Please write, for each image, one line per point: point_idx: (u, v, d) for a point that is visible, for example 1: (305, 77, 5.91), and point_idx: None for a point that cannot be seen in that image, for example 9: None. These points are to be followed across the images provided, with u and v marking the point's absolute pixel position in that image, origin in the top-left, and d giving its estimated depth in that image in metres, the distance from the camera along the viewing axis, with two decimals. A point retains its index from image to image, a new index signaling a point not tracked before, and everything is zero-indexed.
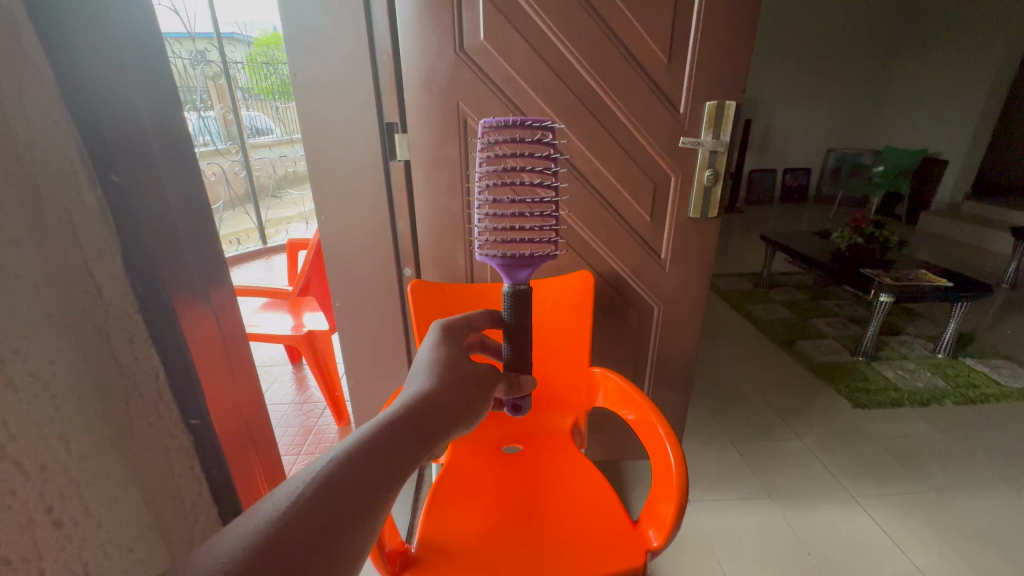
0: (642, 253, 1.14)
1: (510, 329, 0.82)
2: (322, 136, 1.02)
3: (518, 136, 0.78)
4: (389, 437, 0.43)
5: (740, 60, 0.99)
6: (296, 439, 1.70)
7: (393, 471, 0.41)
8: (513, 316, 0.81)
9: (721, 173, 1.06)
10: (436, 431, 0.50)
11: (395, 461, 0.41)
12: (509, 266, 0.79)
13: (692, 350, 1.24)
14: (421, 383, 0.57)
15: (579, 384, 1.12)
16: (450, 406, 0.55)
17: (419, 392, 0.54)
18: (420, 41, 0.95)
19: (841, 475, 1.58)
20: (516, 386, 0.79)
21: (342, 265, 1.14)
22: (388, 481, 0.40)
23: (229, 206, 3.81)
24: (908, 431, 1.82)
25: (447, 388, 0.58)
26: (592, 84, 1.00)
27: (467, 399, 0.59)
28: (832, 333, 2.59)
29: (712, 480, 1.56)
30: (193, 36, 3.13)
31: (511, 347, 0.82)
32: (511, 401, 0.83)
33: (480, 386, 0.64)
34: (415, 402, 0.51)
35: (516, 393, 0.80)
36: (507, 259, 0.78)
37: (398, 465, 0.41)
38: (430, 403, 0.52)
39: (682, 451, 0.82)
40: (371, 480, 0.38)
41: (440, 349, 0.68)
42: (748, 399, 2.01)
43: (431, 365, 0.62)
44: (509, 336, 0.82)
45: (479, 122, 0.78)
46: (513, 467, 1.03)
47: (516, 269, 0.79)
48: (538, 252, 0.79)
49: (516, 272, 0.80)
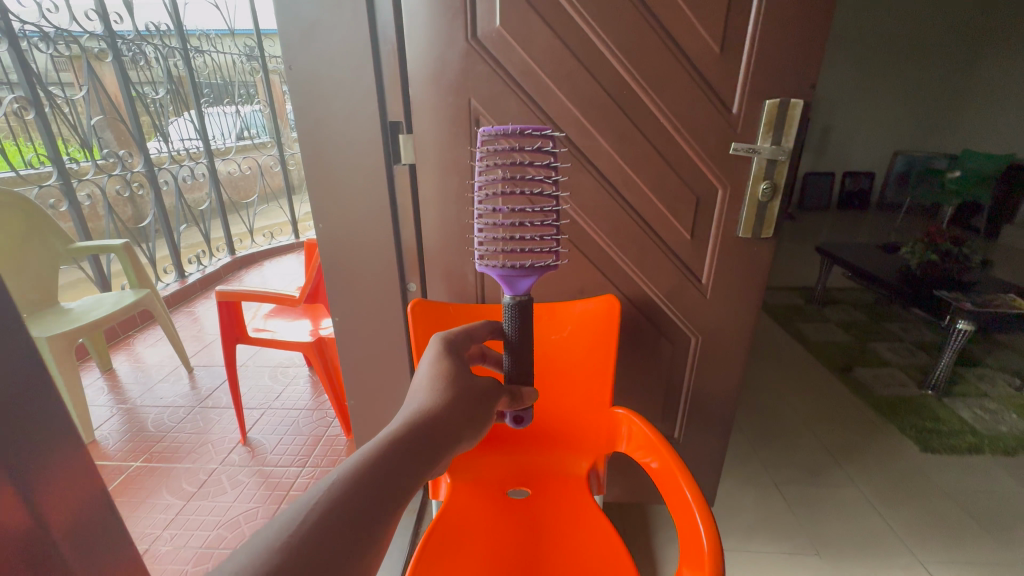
0: (679, 277, 0.98)
1: (510, 345, 0.70)
2: (319, 134, 0.92)
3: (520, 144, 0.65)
4: (377, 466, 0.48)
5: (810, 51, 0.82)
6: (304, 448, 1.64)
7: (382, 500, 0.46)
8: (516, 329, 0.69)
9: (780, 186, 0.89)
10: (432, 449, 0.53)
11: (381, 492, 0.46)
12: (508, 275, 0.68)
13: (736, 386, 1.08)
14: (427, 395, 0.59)
15: (599, 424, 0.97)
16: (449, 422, 0.57)
17: (420, 410, 0.56)
18: (428, 30, 0.84)
19: (905, 534, 1.37)
20: (519, 399, 0.69)
21: (341, 276, 1.04)
22: (376, 509, 0.45)
23: (266, 200, 3.85)
24: (989, 485, 1.57)
25: (451, 400, 0.59)
26: (625, 77, 0.85)
27: (473, 411, 0.60)
28: (896, 361, 2.33)
29: (750, 528, 1.36)
30: (234, 33, 3.25)
31: (509, 362, 0.71)
32: (511, 412, 0.72)
33: (487, 395, 0.63)
34: (412, 423, 0.54)
35: (518, 405, 0.70)
36: (507, 270, 0.67)
37: (384, 495, 0.46)
38: (426, 422, 0.55)
39: (715, 523, 0.66)
40: (356, 515, 0.43)
41: (441, 359, 0.65)
42: (797, 434, 1.80)
43: (439, 372, 0.64)
44: (508, 350, 0.71)
45: (478, 130, 0.64)
46: (517, 515, 0.89)
47: (518, 280, 0.68)
48: (537, 263, 0.67)
49: (517, 283, 0.68)
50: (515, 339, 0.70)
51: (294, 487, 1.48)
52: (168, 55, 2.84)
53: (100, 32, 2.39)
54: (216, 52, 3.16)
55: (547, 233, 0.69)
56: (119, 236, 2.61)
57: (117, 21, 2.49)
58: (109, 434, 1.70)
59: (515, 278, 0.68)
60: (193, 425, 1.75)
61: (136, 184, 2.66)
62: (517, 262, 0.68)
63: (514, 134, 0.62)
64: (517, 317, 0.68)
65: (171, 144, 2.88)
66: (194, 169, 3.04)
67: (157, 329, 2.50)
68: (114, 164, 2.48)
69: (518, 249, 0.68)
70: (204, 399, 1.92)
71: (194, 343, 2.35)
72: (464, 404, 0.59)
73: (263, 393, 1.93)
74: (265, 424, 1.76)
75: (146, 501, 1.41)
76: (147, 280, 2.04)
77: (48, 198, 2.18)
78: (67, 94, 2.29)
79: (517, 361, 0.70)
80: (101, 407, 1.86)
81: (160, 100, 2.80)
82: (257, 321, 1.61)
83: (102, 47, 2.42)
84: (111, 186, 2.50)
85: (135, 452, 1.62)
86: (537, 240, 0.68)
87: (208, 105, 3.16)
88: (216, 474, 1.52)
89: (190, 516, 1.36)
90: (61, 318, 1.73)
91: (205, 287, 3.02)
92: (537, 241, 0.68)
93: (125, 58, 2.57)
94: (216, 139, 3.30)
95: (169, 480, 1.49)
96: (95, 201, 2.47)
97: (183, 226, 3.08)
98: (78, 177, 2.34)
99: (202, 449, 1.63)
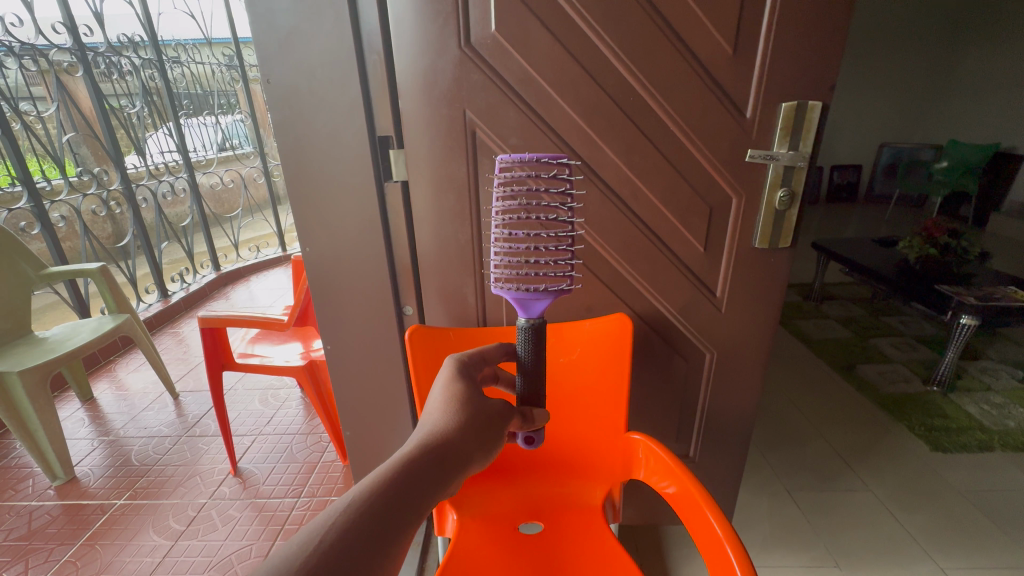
0: (692, 290, 0.94)
1: (523, 367, 0.64)
2: (303, 151, 0.85)
3: (535, 170, 0.61)
4: (396, 488, 0.44)
5: (828, 51, 0.77)
6: (298, 476, 1.56)
7: (399, 524, 0.42)
8: (530, 354, 0.63)
9: (798, 194, 0.85)
10: (450, 471, 0.49)
11: (399, 514, 0.43)
12: (522, 298, 0.62)
13: (750, 399, 1.04)
14: (436, 415, 0.54)
15: (614, 450, 0.92)
16: (468, 442, 0.52)
17: (427, 432, 0.51)
18: (418, 37, 0.77)
19: (923, 538, 1.32)
20: (531, 421, 0.62)
21: (332, 301, 0.97)
22: (394, 533, 0.42)
23: (250, 212, 3.76)
24: (1001, 484, 1.54)
25: (460, 421, 0.54)
26: (632, 82, 0.80)
27: (492, 428, 0.56)
28: (898, 357, 2.34)
29: (768, 539, 1.30)
30: (211, 42, 3.17)
31: (520, 383, 0.65)
32: (523, 432, 0.65)
33: (505, 415, 0.59)
34: (429, 442, 0.50)
35: (531, 428, 0.63)
36: (523, 293, 0.61)
37: (402, 518, 0.43)
38: (445, 441, 0.51)
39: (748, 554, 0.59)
40: (373, 541, 0.40)
41: (456, 379, 0.60)
42: (805, 436, 1.77)
43: (448, 388, 0.59)
44: (523, 372, 0.64)
45: (497, 158, 0.61)
46: (531, 556, 0.81)
47: (529, 306, 0.63)
48: (552, 286, 0.62)
49: (531, 305, 0.62)
50: (529, 364, 0.64)
51: (289, 519, 1.40)
52: (143, 67, 2.73)
53: (69, 46, 2.28)
54: (192, 62, 3.06)
55: (562, 256, 0.64)
56: (96, 256, 2.49)
57: (86, 34, 2.38)
58: (90, 470, 1.60)
59: (530, 299, 0.63)
60: (181, 456, 1.67)
61: (113, 203, 2.55)
62: (531, 285, 0.62)
63: (534, 160, 0.59)
64: (532, 340, 0.63)
65: (148, 158, 2.78)
66: (174, 183, 2.93)
67: (139, 353, 2.41)
68: (89, 182, 2.39)
69: (533, 273, 0.62)
70: (191, 427, 1.83)
71: (179, 367, 2.25)
72: (480, 420, 0.55)
73: (253, 418, 1.86)
74: (256, 452, 1.68)
75: (131, 543, 1.32)
76: (126, 304, 1.93)
77: (18, 220, 2.07)
78: (38, 109, 2.15)
79: (531, 382, 0.64)
80: (81, 440, 1.76)
81: (137, 113, 2.70)
82: (243, 348, 1.53)
83: (71, 60, 2.30)
84: (86, 205, 2.37)
85: (118, 489, 1.52)
86: (552, 263, 0.63)
87: (187, 117, 3.06)
88: (206, 509, 1.43)
89: (179, 558, 1.28)
90: (37, 348, 1.62)
91: (188, 306, 2.90)
92: (552, 265, 0.63)
93: (97, 70, 2.45)
94: (196, 152, 3.20)
95: (157, 517, 1.41)
96: (70, 220, 2.34)
97: (164, 243, 2.97)
98: (51, 198, 2.19)
99: (190, 482, 1.54)
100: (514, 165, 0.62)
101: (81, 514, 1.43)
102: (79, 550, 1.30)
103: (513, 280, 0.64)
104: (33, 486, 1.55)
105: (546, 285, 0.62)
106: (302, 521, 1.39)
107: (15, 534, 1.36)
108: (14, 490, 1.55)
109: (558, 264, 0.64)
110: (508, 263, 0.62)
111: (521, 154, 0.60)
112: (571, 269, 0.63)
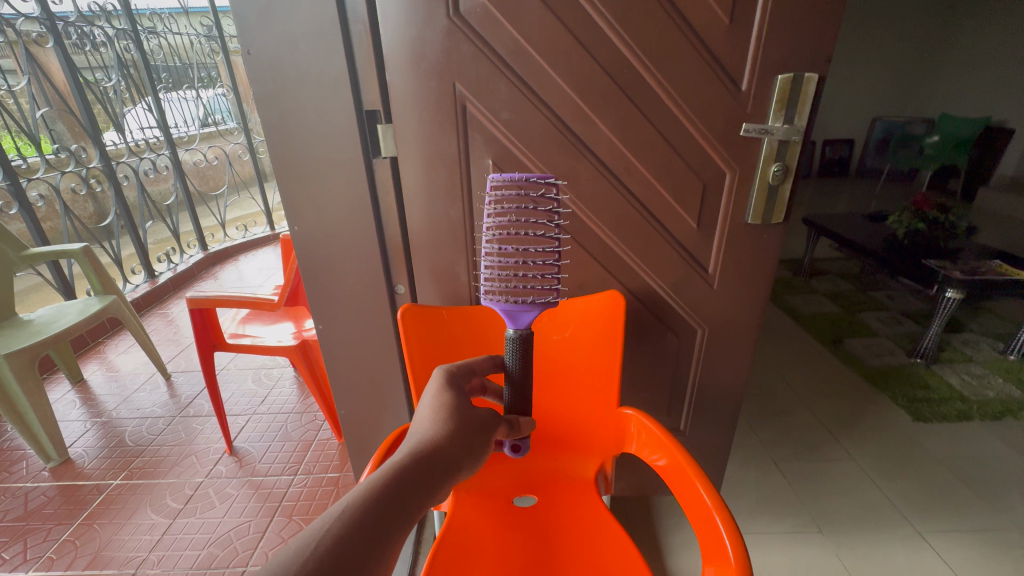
0: (685, 267, 0.94)
1: (510, 376, 0.64)
2: (288, 125, 0.83)
3: (524, 191, 0.61)
4: (386, 496, 0.44)
5: (827, 20, 0.75)
6: (294, 454, 1.58)
7: (389, 532, 0.42)
8: (517, 363, 0.63)
9: (792, 169, 0.84)
10: (440, 478, 0.49)
11: (392, 518, 0.43)
12: (511, 309, 0.62)
13: (739, 373, 1.06)
14: (424, 426, 0.54)
15: (607, 425, 0.93)
16: (457, 449, 0.53)
17: (416, 443, 0.51)
18: (403, 5, 0.74)
19: (901, 503, 1.37)
20: (518, 428, 0.62)
21: (323, 279, 0.96)
22: (383, 540, 0.42)
23: (236, 189, 3.66)
24: (979, 451, 1.60)
25: (446, 433, 0.53)
26: (626, 55, 0.78)
27: (480, 436, 0.56)
28: (884, 331, 2.39)
29: (755, 507, 1.34)
30: (188, 11, 3.04)
31: (508, 393, 0.64)
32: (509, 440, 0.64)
33: (493, 422, 0.59)
34: (418, 451, 0.50)
35: (517, 435, 0.63)
36: (512, 305, 0.61)
37: (394, 522, 0.43)
38: (434, 449, 0.51)
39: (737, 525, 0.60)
40: (366, 547, 0.40)
41: (445, 388, 0.60)
42: (792, 408, 1.81)
43: (436, 396, 0.59)
44: (510, 381, 0.64)
45: (488, 177, 0.61)
46: (525, 527, 0.83)
47: (517, 316, 0.62)
48: (539, 298, 0.61)
49: (519, 317, 0.62)
50: (516, 373, 0.63)
51: (286, 495, 1.42)
52: (118, 38, 2.61)
53: (37, 15, 2.14)
54: (171, 33, 2.95)
55: (549, 271, 0.63)
56: (79, 237, 2.42)
57: (55, 2, 2.24)
58: (83, 451, 1.60)
59: (518, 311, 0.62)
60: (175, 437, 1.67)
61: (93, 181, 2.46)
62: (520, 297, 0.62)
63: (523, 179, 0.59)
64: (519, 354, 0.62)
65: (127, 134, 2.68)
66: (156, 161, 2.83)
67: (128, 335, 2.39)
68: (68, 159, 2.31)
69: (521, 285, 0.62)
70: (184, 408, 1.82)
71: (170, 348, 2.24)
72: (468, 428, 0.55)
73: (247, 398, 1.86)
74: (251, 431, 1.68)
75: (130, 522, 1.34)
76: (113, 284, 1.90)
77: None
78: (8, 83, 2.06)
79: (518, 390, 0.64)
80: (74, 422, 1.75)
81: (114, 87, 2.59)
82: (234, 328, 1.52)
83: (41, 31, 2.17)
84: (65, 183, 2.29)
85: (113, 469, 1.53)
86: (539, 277, 0.62)
87: (167, 91, 2.95)
88: (203, 488, 1.45)
89: (177, 536, 1.29)
90: (22, 331, 1.59)
91: (177, 287, 2.87)
92: (539, 279, 0.62)
93: (69, 42, 2.33)
94: (178, 128, 3.09)
95: (153, 496, 1.42)
96: (49, 200, 2.27)
97: (149, 223, 2.89)
98: (27, 176, 2.11)
99: (185, 462, 1.55)
100: (503, 184, 0.62)
101: (78, 494, 1.44)
102: (77, 530, 1.32)
103: (502, 292, 0.64)
104: (27, 468, 1.55)
105: (535, 297, 0.61)
106: (300, 497, 1.41)
107: (13, 514, 1.37)
108: (8, 471, 1.54)
109: (545, 277, 0.63)
110: (496, 274, 0.63)
111: (510, 172, 0.60)
112: (558, 283, 0.63)
